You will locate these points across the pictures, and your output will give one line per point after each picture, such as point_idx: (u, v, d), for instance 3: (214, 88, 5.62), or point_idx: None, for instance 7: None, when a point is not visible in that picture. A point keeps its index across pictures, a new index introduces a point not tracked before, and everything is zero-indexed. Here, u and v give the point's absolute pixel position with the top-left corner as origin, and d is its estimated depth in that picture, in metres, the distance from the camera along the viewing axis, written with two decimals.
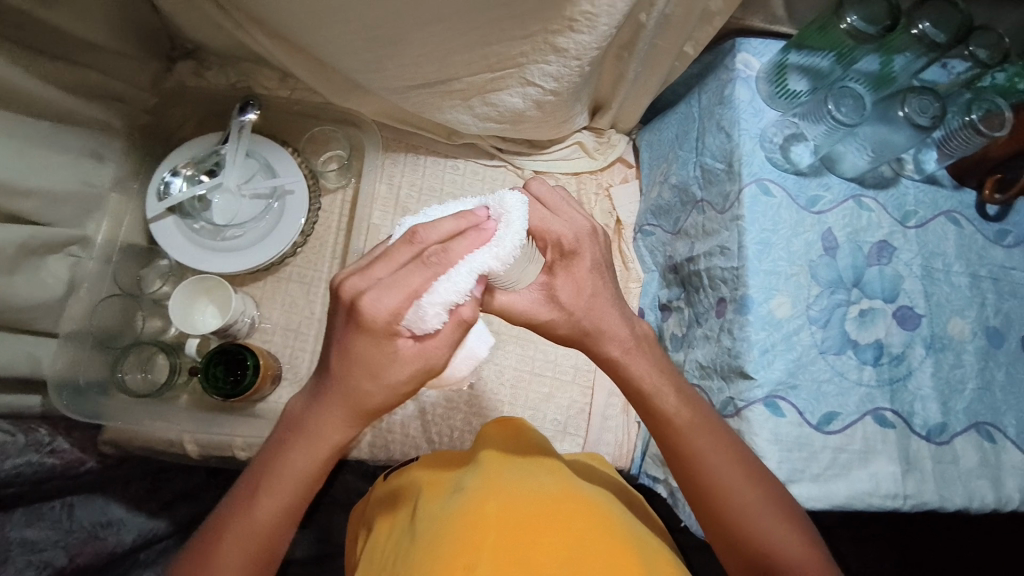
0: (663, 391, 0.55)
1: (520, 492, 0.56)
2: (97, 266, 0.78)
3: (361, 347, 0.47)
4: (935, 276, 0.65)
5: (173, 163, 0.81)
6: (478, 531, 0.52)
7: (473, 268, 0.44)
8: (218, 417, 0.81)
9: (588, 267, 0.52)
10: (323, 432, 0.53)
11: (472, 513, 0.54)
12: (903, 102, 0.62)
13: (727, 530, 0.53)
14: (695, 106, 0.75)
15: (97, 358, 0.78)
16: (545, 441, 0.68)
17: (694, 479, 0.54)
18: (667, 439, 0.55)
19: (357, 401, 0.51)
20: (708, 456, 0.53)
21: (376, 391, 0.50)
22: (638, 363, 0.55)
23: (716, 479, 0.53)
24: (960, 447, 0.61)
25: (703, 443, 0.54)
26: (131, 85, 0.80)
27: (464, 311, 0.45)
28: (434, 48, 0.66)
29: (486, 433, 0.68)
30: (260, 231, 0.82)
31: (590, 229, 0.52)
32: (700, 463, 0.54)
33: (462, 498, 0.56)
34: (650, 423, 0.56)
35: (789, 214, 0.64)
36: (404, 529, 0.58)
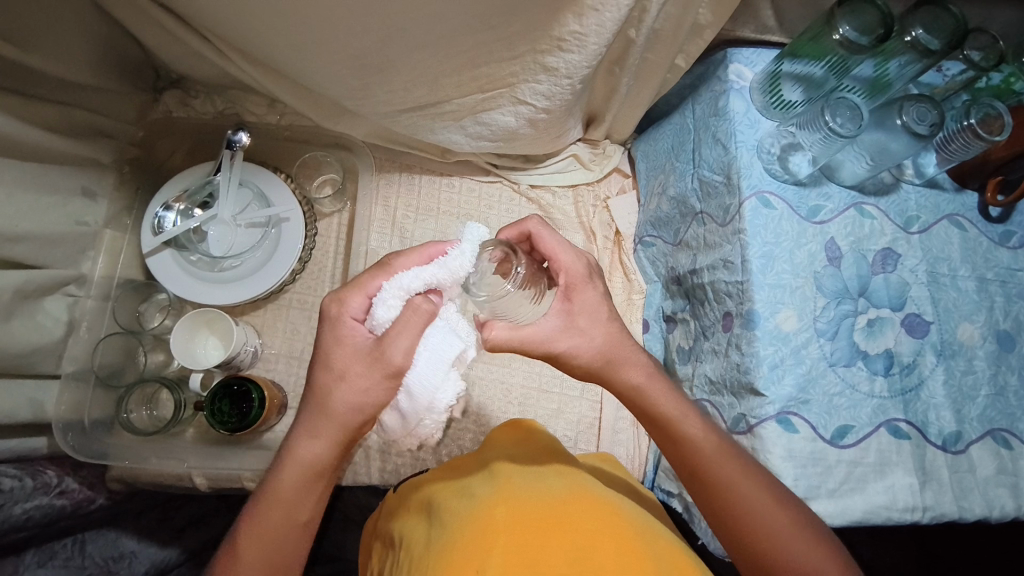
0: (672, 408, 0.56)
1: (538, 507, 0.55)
2: (96, 303, 0.77)
3: (327, 345, 0.54)
4: (942, 281, 0.64)
5: (166, 197, 0.80)
6: (491, 541, 0.51)
7: (415, 274, 0.52)
8: (225, 451, 0.80)
9: (596, 291, 0.56)
10: (297, 448, 0.55)
11: (483, 517, 0.53)
12: (901, 110, 0.61)
13: (746, 544, 0.53)
14: (690, 116, 0.75)
15: (101, 397, 0.77)
16: (557, 442, 0.67)
17: (720, 502, 0.54)
18: (692, 463, 0.55)
19: (326, 408, 0.53)
20: (732, 481, 0.53)
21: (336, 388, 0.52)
22: (658, 390, 0.56)
23: (736, 495, 0.53)
24: (977, 456, 0.60)
25: (728, 468, 0.53)
26: (119, 120, 0.80)
27: (420, 300, 0.51)
28: (423, 73, 0.66)
29: (496, 438, 0.68)
30: (257, 261, 0.81)
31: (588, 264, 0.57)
32: (725, 489, 0.53)
33: (474, 504, 0.55)
34: (670, 441, 0.56)
35: (790, 225, 0.63)
36: (419, 532, 0.57)
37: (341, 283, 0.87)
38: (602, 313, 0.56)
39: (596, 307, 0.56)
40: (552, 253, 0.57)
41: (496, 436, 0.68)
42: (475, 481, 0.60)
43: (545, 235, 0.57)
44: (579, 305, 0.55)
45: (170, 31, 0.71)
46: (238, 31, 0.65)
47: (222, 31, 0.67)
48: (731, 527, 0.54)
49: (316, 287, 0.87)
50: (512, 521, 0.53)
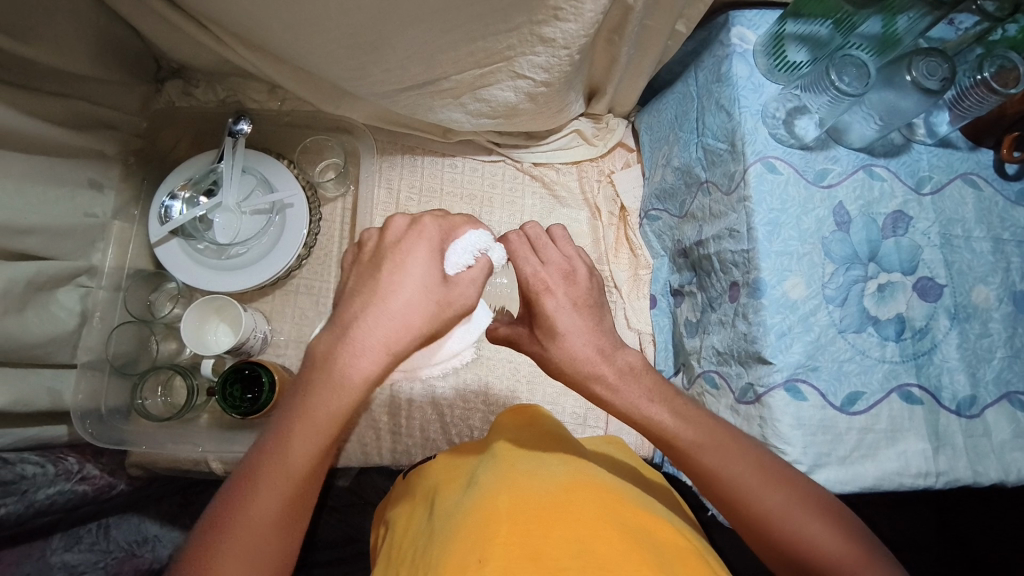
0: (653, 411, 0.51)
1: (531, 498, 0.54)
2: (107, 294, 0.79)
3: (404, 245, 0.48)
4: (956, 244, 0.62)
5: (170, 187, 0.81)
6: (494, 531, 0.50)
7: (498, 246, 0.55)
8: (238, 435, 0.81)
9: (559, 307, 0.52)
10: (347, 368, 0.45)
11: (483, 511, 0.53)
12: (910, 66, 0.58)
13: (753, 532, 0.51)
14: (692, 85, 0.73)
15: (116, 385, 0.79)
16: (561, 427, 0.68)
17: (717, 494, 0.51)
18: (678, 458, 0.51)
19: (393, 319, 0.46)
20: (722, 471, 0.50)
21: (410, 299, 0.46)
22: (625, 394, 0.52)
23: (732, 488, 0.50)
24: (992, 420, 0.59)
25: (714, 459, 0.50)
26: (123, 111, 0.80)
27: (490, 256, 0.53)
28: (418, 50, 0.65)
29: (500, 423, 0.68)
30: (264, 246, 0.82)
31: (565, 272, 0.54)
32: (717, 481, 0.50)
33: (476, 495, 0.55)
34: (647, 434, 0.52)
35: (797, 191, 0.62)
36: (422, 525, 0.57)
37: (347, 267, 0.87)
38: (565, 326, 0.52)
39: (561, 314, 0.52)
40: (517, 264, 0.54)
41: (502, 421, 0.68)
42: (476, 470, 0.60)
43: (521, 246, 0.55)
44: (542, 315, 0.53)
45: (167, 19, 0.71)
46: (234, 16, 0.65)
47: (217, 16, 0.67)
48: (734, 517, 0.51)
49: (322, 272, 0.87)
50: (509, 513, 0.52)
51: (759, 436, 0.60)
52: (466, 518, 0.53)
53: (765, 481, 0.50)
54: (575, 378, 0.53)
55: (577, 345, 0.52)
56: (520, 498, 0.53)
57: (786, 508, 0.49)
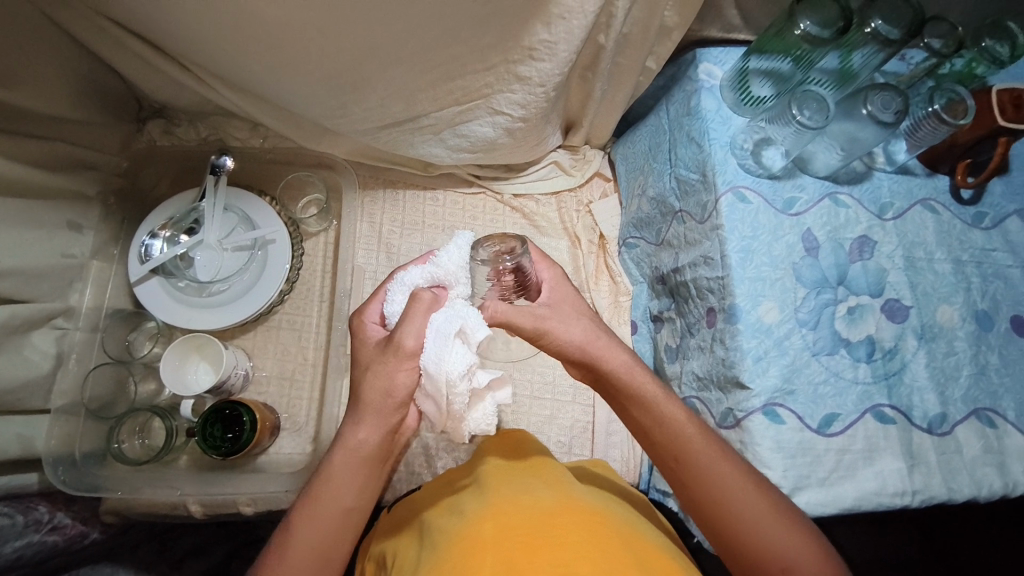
0: (638, 411, 0.57)
1: (527, 518, 0.54)
2: (84, 335, 0.78)
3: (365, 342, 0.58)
4: (919, 266, 0.65)
5: (151, 226, 0.81)
6: (479, 560, 0.50)
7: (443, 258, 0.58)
8: (218, 476, 0.79)
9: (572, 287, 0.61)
10: (352, 441, 0.56)
11: (468, 539, 0.53)
12: (866, 100, 0.62)
13: (727, 534, 0.53)
14: (664, 118, 0.76)
15: (92, 429, 0.77)
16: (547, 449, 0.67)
17: (702, 490, 0.54)
18: (672, 451, 0.55)
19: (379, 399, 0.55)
20: (705, 464, 0.54)
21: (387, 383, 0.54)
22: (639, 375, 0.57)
23: (714, 485, 0.53)
24: (963, 437, 0.61)
25: (701, 451, 0.54)
26: (104, 152, 0.81)
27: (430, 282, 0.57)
28: (398, 90, 0.67)
29: (485, 447, 0.68)
30: (246, 282, 0.82)
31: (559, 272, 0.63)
32: (701, 474, 0.54)
33: (462, 523, 0.55)
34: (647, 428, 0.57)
35: (767, 218, 0.64)
36: (410, 555, 0.56)
37: (329, 301, 0.88)
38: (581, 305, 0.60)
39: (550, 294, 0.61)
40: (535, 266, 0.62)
41: (486, 446, 0.68)
42: (465, 497, 0.59)
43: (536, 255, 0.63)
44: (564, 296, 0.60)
45: (148, 60, 0.72)
46: (216, 59, 0.67)
47: (199, 59, 0.68)
48: (712, 516, 0.54)
49: (305, 307, 0.87)
50: (497, 538, 0.52)
51: None
52: (449, 548, 0.52)
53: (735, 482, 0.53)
54: (598, 348, 0.57)
55: (575, 326, 0.57)
56: (512, 522, 0.54)
57: (755, 512, 0.52)
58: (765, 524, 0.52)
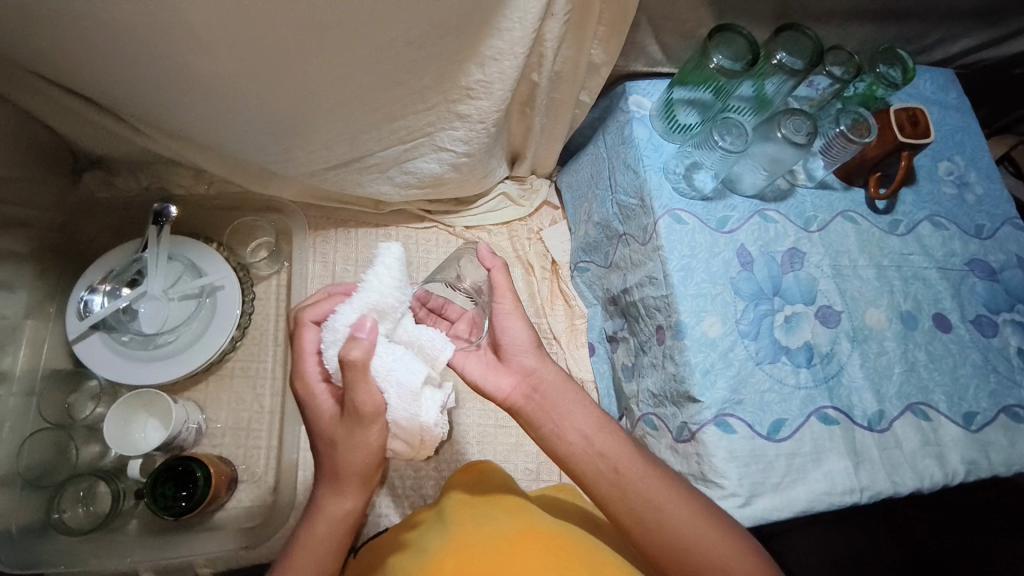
0: (581, 416, 0.62)
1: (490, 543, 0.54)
2: (18, 401, 0.75)
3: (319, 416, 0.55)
4: (846, 273, 0.69)
5: (90, 280, 0.78)
6: None
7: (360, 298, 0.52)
8: (172, 537, 0.75)
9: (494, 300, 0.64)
10: (329, 507, 0.58)
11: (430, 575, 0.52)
12: (780, 124, 0.66)
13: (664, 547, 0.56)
14: (602, 147, 0.80)
15: (30, 501, 0.72)
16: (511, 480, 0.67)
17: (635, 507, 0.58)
18: (602, 473, 0.59)
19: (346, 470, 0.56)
20: (634, 481, 0.58)
21: (354, 454, 0.55)
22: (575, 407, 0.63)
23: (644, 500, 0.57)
24: (901, 431, 0.64)
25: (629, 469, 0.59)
26: (34, 207, 0.78)
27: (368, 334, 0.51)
28: (341, 132, 0.68)
29: (452, 482, 0.68)
30: (195, 332, 0.80)
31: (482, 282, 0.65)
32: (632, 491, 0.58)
33: (424, 560, 0.54)
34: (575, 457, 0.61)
35: (702, 237, 0.67)
36: None
37: (284, 345, 0.86)
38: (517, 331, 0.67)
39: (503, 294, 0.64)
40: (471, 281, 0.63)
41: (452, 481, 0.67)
42: (429, 533, 0.59)
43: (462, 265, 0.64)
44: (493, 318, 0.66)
45: (80, 114, 0.71)
46: (153, 111, 0.66)
47: (136, 111, 0.67)
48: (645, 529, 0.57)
49: (259, 352, 0.85)
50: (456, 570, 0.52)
51: (699, 473, 0.62)
52: None
53: (667, 488, 0.58)
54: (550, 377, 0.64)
55: (519, 327, 0.65)
56: (474, 552, 0.54)
57: (689, 515, 0.56)
58: (699, 527, 0.55)
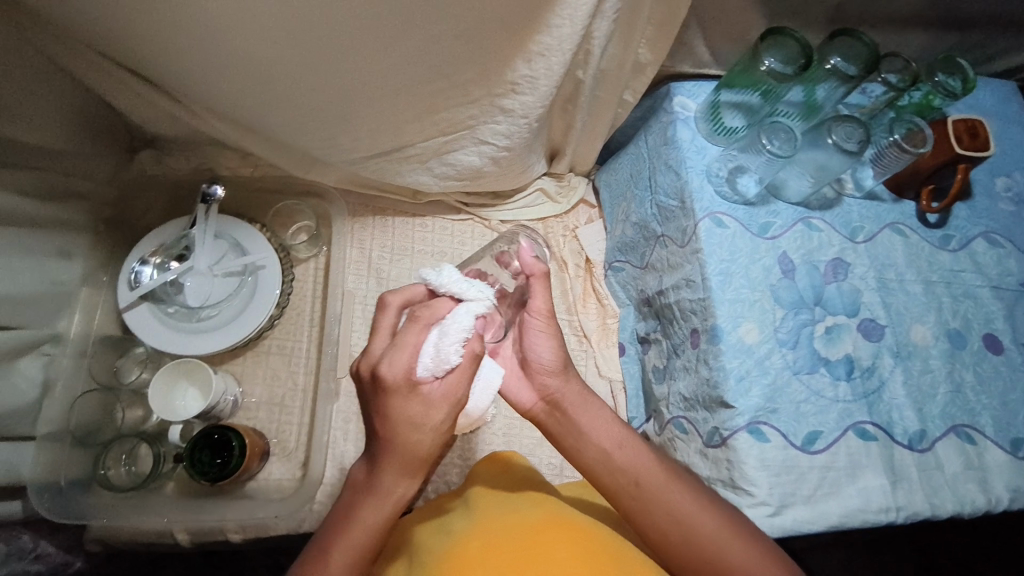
0: (603, 432, 0.63)
1: (514, 534, 0.54)
2: (72, 361, 0.78)
3: (393, 408, 0.52)
4: (891, 286, 0.67)
5: (142, 252, 0.81)
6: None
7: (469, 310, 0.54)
8: (206, 502, 0.78)
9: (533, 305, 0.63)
10: (385, 491, 0.56)
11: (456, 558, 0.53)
12: (830, 130, 0.65)
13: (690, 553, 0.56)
14: (643, 147, 0.79)
15: (78, 456, 0.76)
16: (535, 473, 0.68)
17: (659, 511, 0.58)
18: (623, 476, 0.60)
19: (410, 455, 0.54)
20: (658, 489, 0.59)
21: (422, 439, 0.53)
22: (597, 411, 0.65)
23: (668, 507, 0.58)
24: (943, 453, 0.62)
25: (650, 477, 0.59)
26: (95, 181, 0.82)
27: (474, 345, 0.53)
28: (386, 122, 0.70)
29: (475, 471, 0.69)
30: (235, 308, 0.82)
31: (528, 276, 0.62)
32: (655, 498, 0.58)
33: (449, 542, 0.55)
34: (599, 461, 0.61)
35: (743, 242, 0.66)
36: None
37: (319, 326, 0.88)
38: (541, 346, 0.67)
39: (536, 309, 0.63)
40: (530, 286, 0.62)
41: (478, 469, 0.69)
42: (454, 517, 0.60)
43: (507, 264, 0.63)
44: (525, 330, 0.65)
45: (140, 94, 0.73)
46: (209, 93, 0.69)
47: (192, 93, 0.70)
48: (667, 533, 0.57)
49: (295, 332, 0.88)
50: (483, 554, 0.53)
51: (728, 479, 0.61)
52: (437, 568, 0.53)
53: (690, 501, 0.58)
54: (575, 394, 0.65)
55: (546, 349, 0.64)
56: (498, 541, 0.54)
57: (712, 527, 0.56)
58: (722, 540, 0.55)
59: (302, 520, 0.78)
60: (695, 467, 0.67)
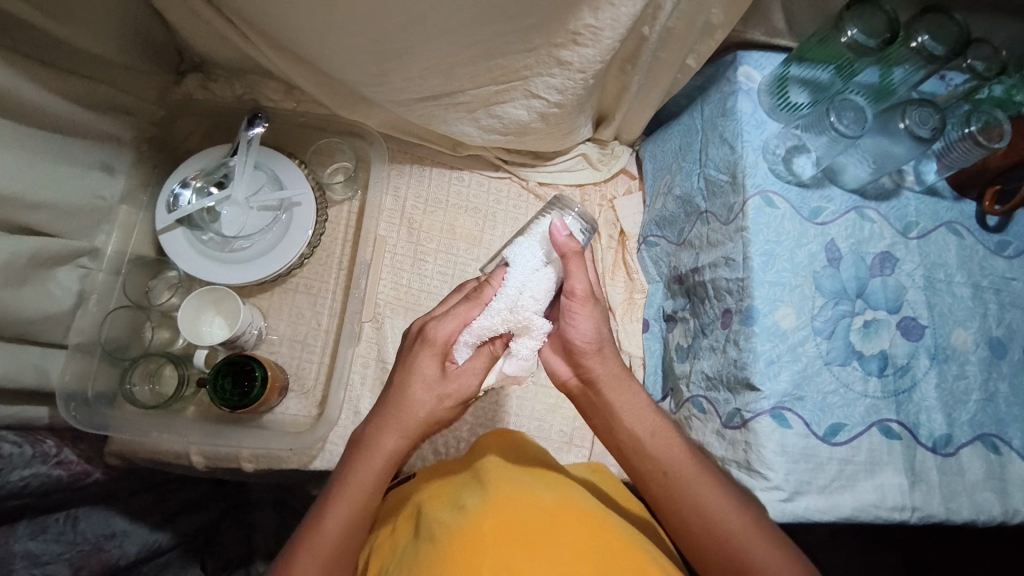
0: (635, 417, 0.62)
1: (530, 517, 0.56)
2: (106, 277, 0.79)
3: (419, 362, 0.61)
4: (938, 287, 0.65)
5: (183, 175, 0.82)
6: (478, 556, 0.53)
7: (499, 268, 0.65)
8: (224, 429, 0.80)
9: (580, 276, 0.59)
10: (378, 440, 0.61)
11: (469, 533, 0.54)
12: (903, 114, 0.63)
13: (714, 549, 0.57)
14: (698, 117, 0.77)
15: (105, 370, 0.79)
16: (543, 453, 0.69)
17: (688, 511, 0.58)
18: (648, 468, 0.60)
19: (406, 414, 0.61)
20: (692, 487, 0.58)
21: (424, 398, 0.61)
22: (622, 394, 0.62)
23: (699, 505, 0.57)
24: (966, 459, 0.61)
25: (689, 476, 0.58)
26: (142, 99, 0.81)
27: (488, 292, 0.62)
28: (438, 62, 0.68)
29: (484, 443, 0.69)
30: (267, 242, 0.83)
31: (576, 251, 0.58)
32: (688, 492, 0.58)
33: (463, 516, 0.56)
34: (636, 450, 0.61)
35: (792, 225, 0.65)
36: (410, 542, 0.59)
37: (347, 270, 0.89)
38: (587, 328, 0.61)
39: (579, 283, 0.59)
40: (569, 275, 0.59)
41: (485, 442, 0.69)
42: (463, 492, 0.61)
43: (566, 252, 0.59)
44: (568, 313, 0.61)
45: (197, 11, 0.72)
46: (265, 14, 0.67)
47: (248, 12, 0.68)
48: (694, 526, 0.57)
49: (323, 272, 0.88)
50: (497, 533, 0.54)
51: (744, 461, 0.61)
52: (451, 542, 0.54)
53: (719, 495, 0.57)
54: (607, 379, 0.62)
55: (585, 328, 0.60)
56: (513, 521, 0.55)
57: (736, 527, 0.56)
58: (745, 539, 0.55)
59: (315, 455, 0.80)
60: (710, 446, 0.67)
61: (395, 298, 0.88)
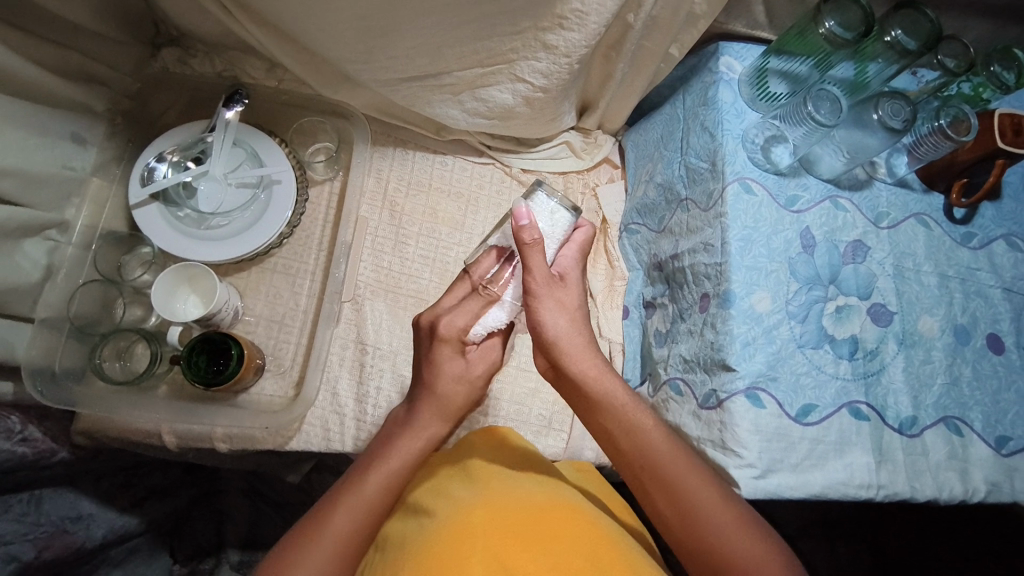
0: (627, 411, 0.63)
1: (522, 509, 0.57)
2: (75, 251, 0.77)
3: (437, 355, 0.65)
4: (906, 276, 0.67)
5: (158, 150, 0.80)
6: (469, 545, 0.54)
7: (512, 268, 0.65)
8: (199, 407, 0.78)
9: (540, 263, 0.59)
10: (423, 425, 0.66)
11: (460, 523, 0.56)
12: (876, 106, 0.65)
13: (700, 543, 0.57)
14: (680, 107, 0.78)
15: (76, 345, 0.76)
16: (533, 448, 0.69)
17: (677, 505, 0.59)
18: (640, 460, 0.61)
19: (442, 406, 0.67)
20: (682, 480, 0.59)
21: (458, 389, 0.67)
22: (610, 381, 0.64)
23: (689, 498, 0.58)
24: (930, 441, 0.64)
25: (677, 470, 0.59)
26: (116, 70, 0.79)
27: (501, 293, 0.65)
28: (424, 42, 0.67)
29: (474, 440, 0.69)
30: (246, 220, 0.81)
31: (534, 244, 0.57)
32: (677, 485, 0.59)
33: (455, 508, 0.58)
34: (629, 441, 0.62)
35: (769, 213, 0.66)
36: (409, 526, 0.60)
37: (327, 251, 0.88)
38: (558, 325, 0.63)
39: (538, 273, 0.59)
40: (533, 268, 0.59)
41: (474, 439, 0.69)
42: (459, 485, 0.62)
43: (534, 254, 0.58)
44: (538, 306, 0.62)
45: None
46: None
47: None
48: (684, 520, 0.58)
49: (302, 253, 0.87)
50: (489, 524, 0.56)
51: (719, 440, 0.62)
52: (443, 531, 0.56)
53: (709, 490, 0.58)
54: (584, 368, 0.64)
55: (555, 318, 0.63)
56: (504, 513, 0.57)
57: (724, 523, 0.57)
58: (732, 536, 0.56)
59: (290, 437, 0.79)
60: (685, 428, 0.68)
61: (375, 281, 0.87)
